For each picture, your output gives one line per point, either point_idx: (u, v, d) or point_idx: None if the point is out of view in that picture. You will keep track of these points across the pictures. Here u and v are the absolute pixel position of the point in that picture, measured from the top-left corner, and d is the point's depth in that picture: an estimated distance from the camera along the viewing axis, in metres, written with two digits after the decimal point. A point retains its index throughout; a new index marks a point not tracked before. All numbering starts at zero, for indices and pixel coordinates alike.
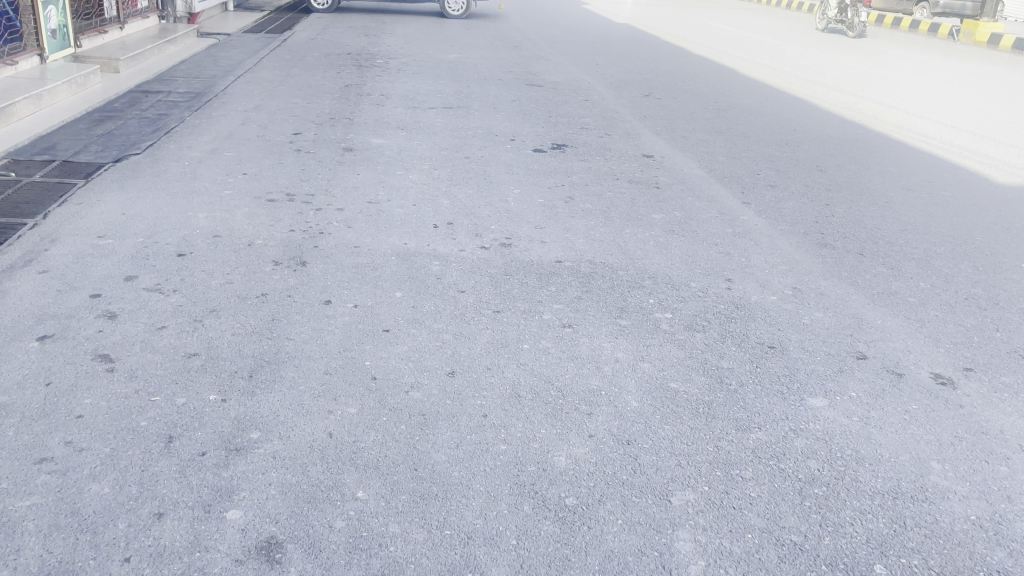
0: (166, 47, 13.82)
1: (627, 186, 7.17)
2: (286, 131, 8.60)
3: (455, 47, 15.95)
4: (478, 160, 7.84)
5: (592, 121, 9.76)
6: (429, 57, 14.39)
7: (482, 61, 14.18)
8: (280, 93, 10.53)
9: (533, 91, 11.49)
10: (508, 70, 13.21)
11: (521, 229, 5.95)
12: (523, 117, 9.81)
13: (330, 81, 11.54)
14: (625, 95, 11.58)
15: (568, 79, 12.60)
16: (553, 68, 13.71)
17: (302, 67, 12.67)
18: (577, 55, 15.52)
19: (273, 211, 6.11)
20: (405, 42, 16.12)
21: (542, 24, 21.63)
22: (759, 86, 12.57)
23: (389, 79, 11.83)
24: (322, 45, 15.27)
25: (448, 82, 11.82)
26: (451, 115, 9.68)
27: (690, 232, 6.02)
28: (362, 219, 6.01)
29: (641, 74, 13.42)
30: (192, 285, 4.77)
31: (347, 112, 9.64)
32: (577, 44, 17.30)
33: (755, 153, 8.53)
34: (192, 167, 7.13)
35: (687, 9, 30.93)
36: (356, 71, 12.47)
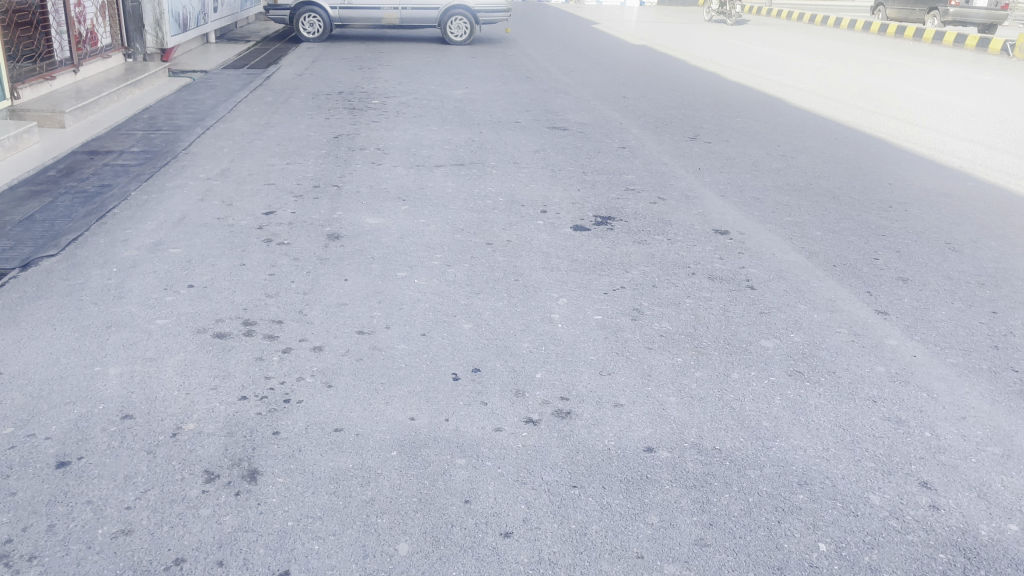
0: (128, 93, 12.05)
1: (708, 285, 5.32)
2: (256, 209, 6.77)
3: (460, 80, 14.16)
4: (506, 246, 6.01)
5: (636, 179, 7.95)
6: (433, 94, 12.59)
7: (493, 98, 12.40)
8: (255, 151, 8.73)
9: (557, 137, 9.70)
10: (524, 110, 11.42)
11: (580, 377, 4.10)
12: (551, 175, 8.01)
13: (316, 131, 9.74)
14: (667, 139, 9.76)
15: (595, 120, 10.80)
16: (576, 105, 11.90)
17: (285, 113, 10.88)
18: (600, 86, 13.74)
19: (220, 358, 4.23)
20: (405, 76, 14.32)
21: (552, 48, 19.97)
22: (819, 120, 10.85)
23: (386, 127, 10.05)
24: (310, 82, 13.48)
25: (455, 129, 10.03)
26: (463, 178, 7.87)
27: (825, 377, 4.15)
28: (348, 368, 4.15)
29: (679, 110, 11.61)
30: (62, 545, 2.89)
31: (334, 176, 7.81)
32: (596, 72, 15.61)
33: (855, 222, 6.71)
34: (122, 276, 5.30)
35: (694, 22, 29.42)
36: (348, 116, 10.68)
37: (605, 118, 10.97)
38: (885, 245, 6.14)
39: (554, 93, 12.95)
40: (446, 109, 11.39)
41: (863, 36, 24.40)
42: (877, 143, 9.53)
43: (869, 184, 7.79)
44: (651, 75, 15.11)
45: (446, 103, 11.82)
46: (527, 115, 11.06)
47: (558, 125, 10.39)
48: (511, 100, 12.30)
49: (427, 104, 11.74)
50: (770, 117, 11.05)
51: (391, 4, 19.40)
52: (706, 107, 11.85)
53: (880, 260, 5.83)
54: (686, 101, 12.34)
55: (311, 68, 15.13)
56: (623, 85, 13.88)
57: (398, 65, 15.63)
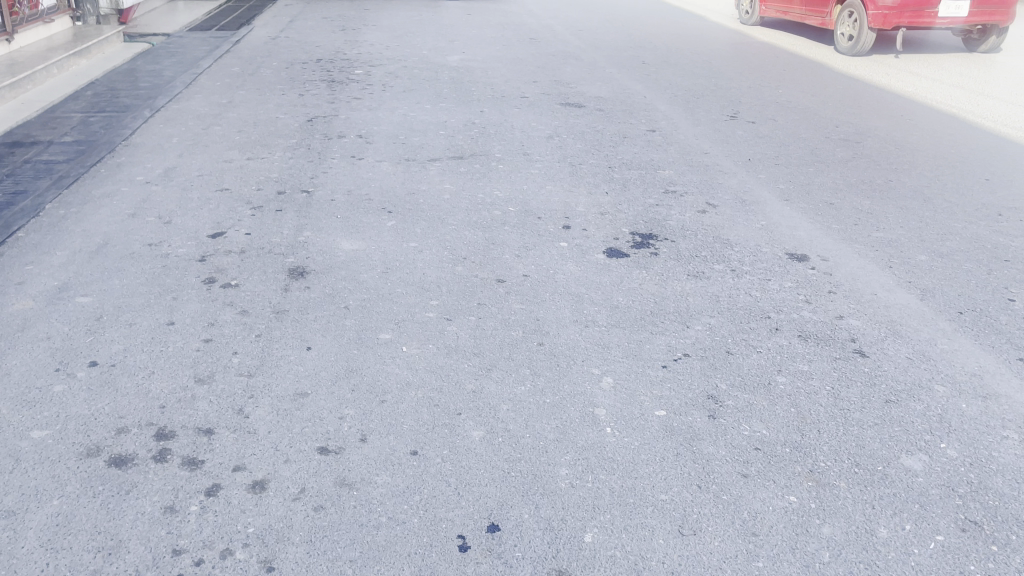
0: (72, 63, 10.43)
1: (801, 350, 3.93)
2: (201, 228, 5.32)
3: (456, 43, 12.52)
4: (521, 285, 4.61)
5: (675, 176, 6.50)
6: (425, 62, 11.00)
7: (494, 66, 10.83)
8: (211, 142, 7.24)
9: (572, 120, 8.21)
10: (531, 81, 9.88)
11: (653, 537, 2.73)
12: (570, 173, 6.57)
13: (288, 113, 8.22)
14: (702, 118, 8.28)
15: (616, 95, 9.27)
16: (591, 74, 10.34)
17: (254, 88, 9.33)
18: (614, 49, 12.17)
19: (111, 510, 2.83)
20: (393, 39, 12.68)
21: (554, 2, 18.27)
22: (873, 90, 9.39)
23: (371, 106, 8.54)
24: (286, 48, 11.86)
25: (451, 109, 8.52)
26: (464, 179, 6.41)
27: (1016, 534, 2.77)
28: (304, 526, 2.76)
29: (709, 79, 10.08)
30: None
31: (304, 177, 6.35)
32: (607, 31, 13.99)
33: (962, 237, 5.31)
34: (3, 345, 3.88)
35: None
36: (326, 91, 9.14)
37: (626, 91, 9.46)
38: (1013, 276, 4.75)
39: (562, 59, 11.37)
40: (440, 81, 9.84)
41: None
42: (951, 120, 8.10)
43: (961, 181, 6.37)
44: (671, 34, 13.51)
45: (441, 73, 10.26)
46: (534, 88, 9.54)
47: (572, 103, 8.89)
48: (515, 67, 10.73)
49: (418, 75, 10.18)
50: (815, 87, 9.56)
51: None
52: (739, 74, 10.35)
53: (1016, 301, 4.44)
54: (715, 66, 10.82)
55: (288, 30, 13.47)
56: (640, 47, 12.32)
57: (386, 25, 13.97)
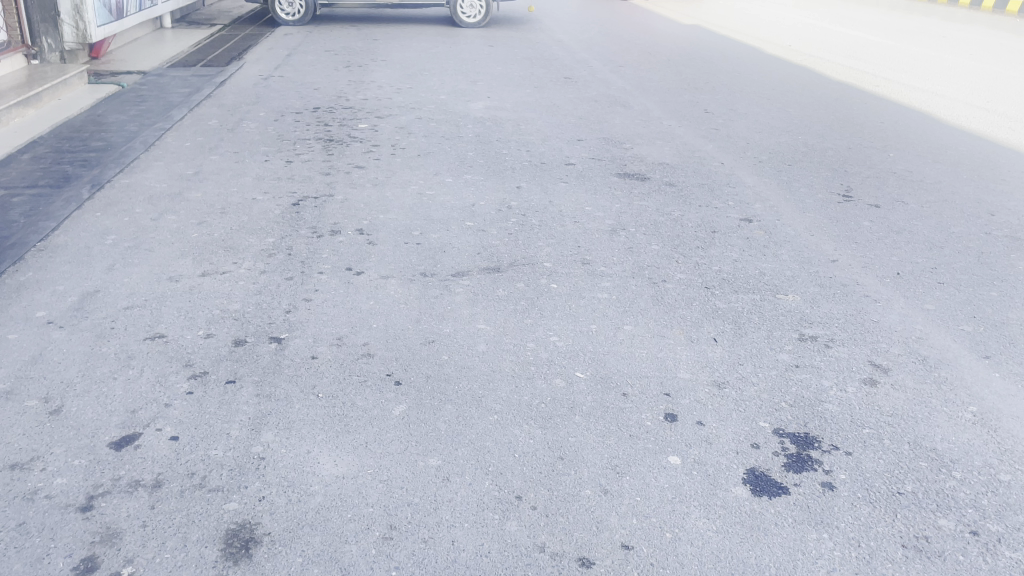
0: (16, 115, 8.66)
1: None
2: (103, 425, 3.41)
3: (479, 85, 10.66)
4: (622, 568, 2.69)
5: (803, 305, 4.58)
6: (444, 113, 9.16)
7: (527, 117, 8.98)
8: (159, 243, 5.37)
9: (637, 202, 6.34)
10: (574, 140, 8.02)
11: None
12: (653, 299, 4.67)
13: (270, 193, 6.37)
14: (806, 198, 6.37)
15: (684, 161, 7.38)
16: (647, 130, 8.45)
17: (232, 151, 7.50)
18: (668, 92, 10.28)
19: None
20: (405, 79, 10.85)
21: (583, 28, 16.47)
22: (1006, 156, 7.51)
23: (377, 182, 6.68)
24: (280, 92, 10.05)
25: (479, 186, 6.67)
26: (506, 312, 4.52)
27: None
28: None
29: (796, 137, 8.17)
30: None
31: (277, 310, 4.46)
32: (652, 66, 12.15)
33: None
34: None
35: None
36: (321, 158, 7.30)
37: (695, 154, 7.58)
38: None
39: (608, 107, 9.50)
40: (463, 140, 7.99)
41: (952, 14, 20.65)
42: None
43: None
44: (730, 71, 11.62)
45: (463, 129, 8.42)
46: (580, 152, 7.66)
47: (631, 174, 7.01)
48: (553, 119, 8.87)
49: (436, 130, 8.33)
50: (933, 151, 7.65)
51: None
52: (828, 130, 8.45)
53: None
54: (798, 118, 8.92)
55: (284, 68, 11.66)
56: (698, 90, 10.45)
57: (398, 61, 12.15)
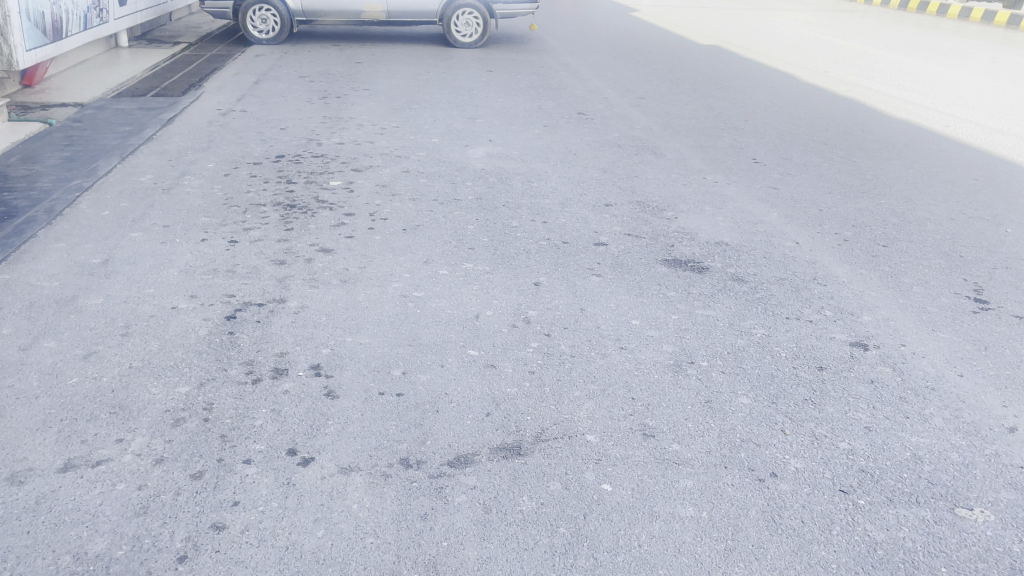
0: None
1: None
2: None
3: (478, 126, 8.98)
4: None
5: (1006, 537, 2.92)
6: (438, 164, 7.48)
7: (538, 171, 7.32)
8: (17, 395, 3.66)
9: (700, 308, 4.68)
10: (601, 207, 6.37)
11: None
12: (765, 517, 2.99)
13: (199, 296, 4.69)
14: (926, 305, 4.73)
15: (746, 239, 5.72)
16: (689, 191, 6.81)
17: (163, 223, 5.81)
18: (703, 134, 8.67)
19: None
20: (390, 116, 9.18)
21: (592, 48, 14.86)
22: None
23: (347, 277, 4.99)
24: (239, 134, 8.36)
25: (486, 283, 4.99)
26: (538, 551, 2.80)
27: None
28: None
29: (876, 202, 6.55)
30: None
31: (163, 560, 2.74)
32: (677, 98, 10.54)
33: None
34: None
35: None
36: (276, 237, 5.61)
37: (758, 229, 5.93)
38: None
39: (634, 155, 7.87)
40: (461, 207, 6.33)
41: (986, 33, 19.12)
42: None
43: None
44: (769, 106, 10.00)
45: (461, 189, 6.75)
46: (612, 225, 6.00)
47: (683, 260, 5.35)
48: (571, 174, 7.22)
49: (427, 191, 6.65)
50: None
51: None
52: (913, 191, 6.84)
53: None
54: (869, 174, 7.31)
55: (248, 99, 9.97)
56: (737, 131, 8.84)
57: (383, 92, 10.47)
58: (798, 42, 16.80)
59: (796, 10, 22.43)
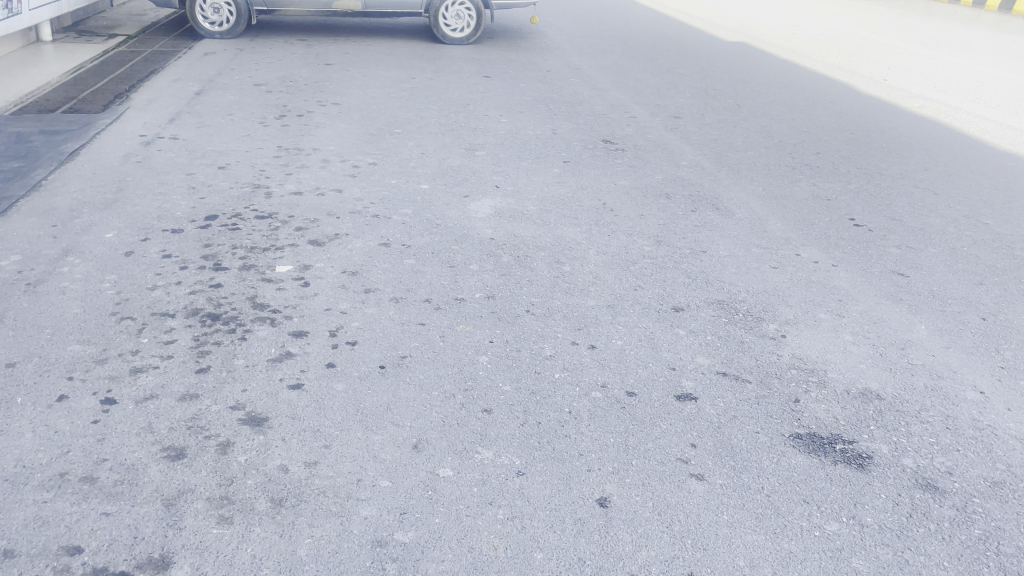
0: None
1: None
2: None
3: (479, 163, 6.96)
4: None
5: None
6: (430, 230, 5.47)
7: (567, 242, 5.35)
8: None
9: (889, 566, 2.74)
10: (670, 314, 4.41)
11: None
12: None
13: (18, 554, 2.66)
14: None
15: (901, 385, 3.80)
16: (784, 280, 4.87)
17: (8, 359, 3.76)
18: (771, 178, 6.73)
19: None
20: (365, 149, 7.15)
21: (603, 46, 12.81)
22: None
23: (284, 490, 2.97)
24: (162, 177, 6.28)
25: (518, 497, 2.98)
26: None
27: None
28: None
29: None
30: None
31: None
32: (721, 120, 8.58)
33: None
34: None
35: None
36: (180, 388, 3.59)
37: (910, 359, 4.01)
38: None
39: (691, 214, 5.91)
40: (466, 316, 4.34)
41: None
42: None
43: None
44: (838, 134, 8.09)
45: (465, 280, 4.76)
46: (693, 349, 4.05)
47: (822, 433, 3.42)
48: (614, 250, 5.25)
49: (416, 286, 4.65)
50: None
51: None
52: None
53: None
54: (1017, 249, 5.41)
55: (185, 119, 7.86)
56: (813, 172, 6.91)
57: (359, 110, 8.41)
58: (833, 38, 14.82)
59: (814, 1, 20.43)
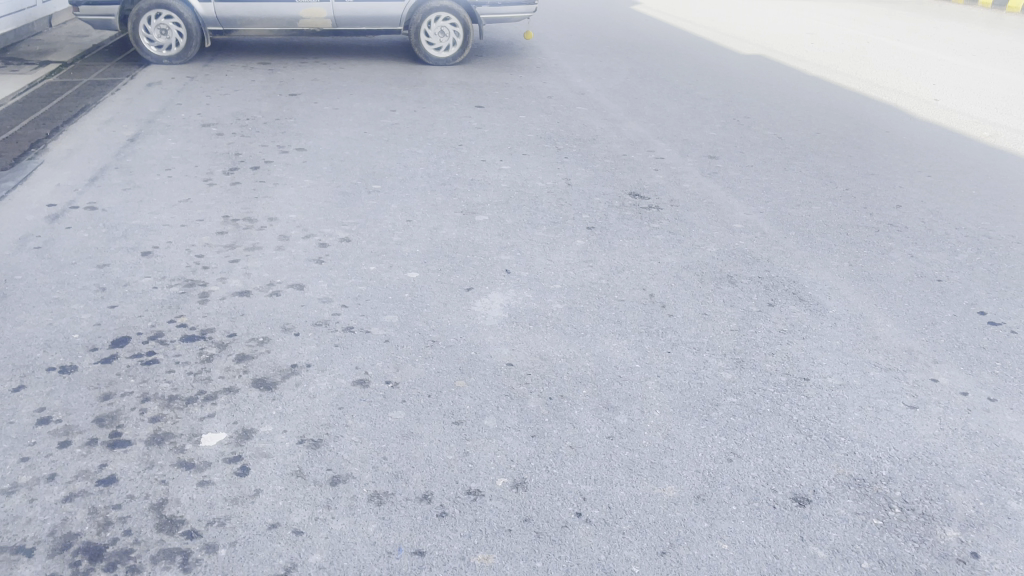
0: None
1: None
2: None
3: (480, 236, 5.49)
4: None
5: None
6: (423, 352, 3.98)
7: (615, 366, 3.89)
8: None
9: None
10: (792, 511, 2.95)
11: None
12: None
13: None
14: None
15: None
16: (929, 431, 3.45)
17: None
18: (854, 248, 5.30)
19: None
20: (336, 219, 5.66)
21: (607, 64, 11.37)
22: None
23: None
24: (64, 272, 4.73)
25: None
26: None
27: None
28: None
29: None
30: None
31: None
32: (766, 160, 7.15)
33: None
34: None
35: None
36: None
37: None
38: None
39: (767, 309, 4.48)
40: (489, 526, 2.86)
41: None
42: None
43: None
44: (915, 177, 6.67)
45: (482, 447, 3.27)
46: None
47: None
48: (680, 378, 3.79)
49: (409, 464, 3.16)
50: None
51: None
52: None
53: None
54: None
55: (110, 178, 6.31)
56: (902, 235, 5.51)
57: (328, 160, 6.92)
58: (856, 45, 13.42)
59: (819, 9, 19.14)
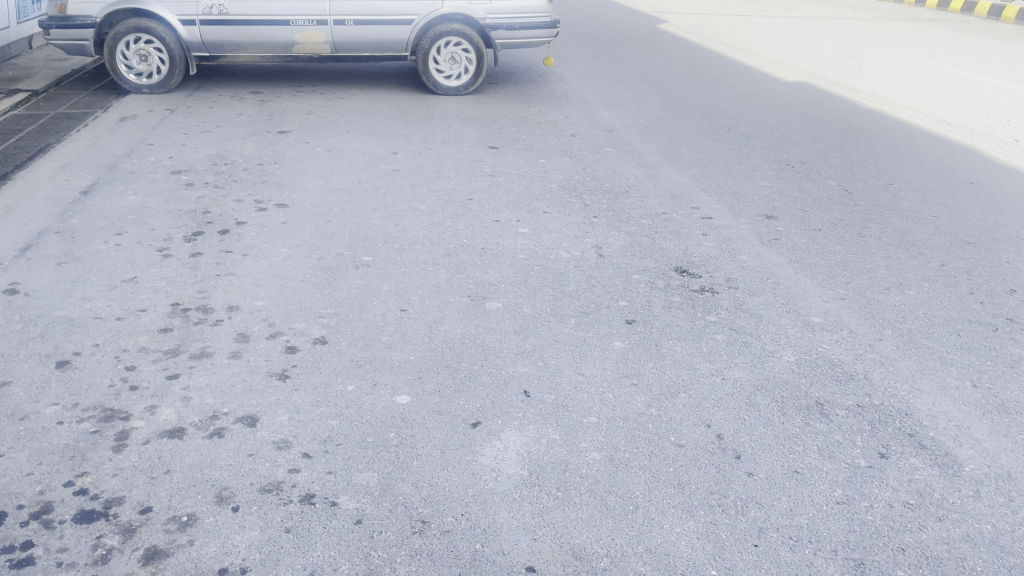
0: None
1: None
2: None
3: (492, 333, 4.34)
4: None
5: None
6: (409, 546, 2.83)
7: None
8: None
9: None
10: None
11: None
12: None
13: None
14: None
15: None
16: None
17: None
18: (975, 361, 4.12)
19: None
20: (312, 307, 4.53)
21: (635, 93, 10.24)
22: None
23: None
24: None
25: None
26: None
27: None
28: None
29: None
30: None
31: None
32: (836, 222, 5.97)
33: None
34: None
35: (774, 14, 20.08)
36: None
37: None
38: None
39: (878, 464, 3.32)
40: None
41: None
42: None
43: None
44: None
45: None
46: None
47: None
48: None
49: None
50: None
51: (313, 15, 9.49)
52: None
53: None
54: None
55: (47, 248, 5.22)
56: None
57: (312, 222, 5.81)
58: (911, 71, 12.19)
59: (856, 27, 17.93)
